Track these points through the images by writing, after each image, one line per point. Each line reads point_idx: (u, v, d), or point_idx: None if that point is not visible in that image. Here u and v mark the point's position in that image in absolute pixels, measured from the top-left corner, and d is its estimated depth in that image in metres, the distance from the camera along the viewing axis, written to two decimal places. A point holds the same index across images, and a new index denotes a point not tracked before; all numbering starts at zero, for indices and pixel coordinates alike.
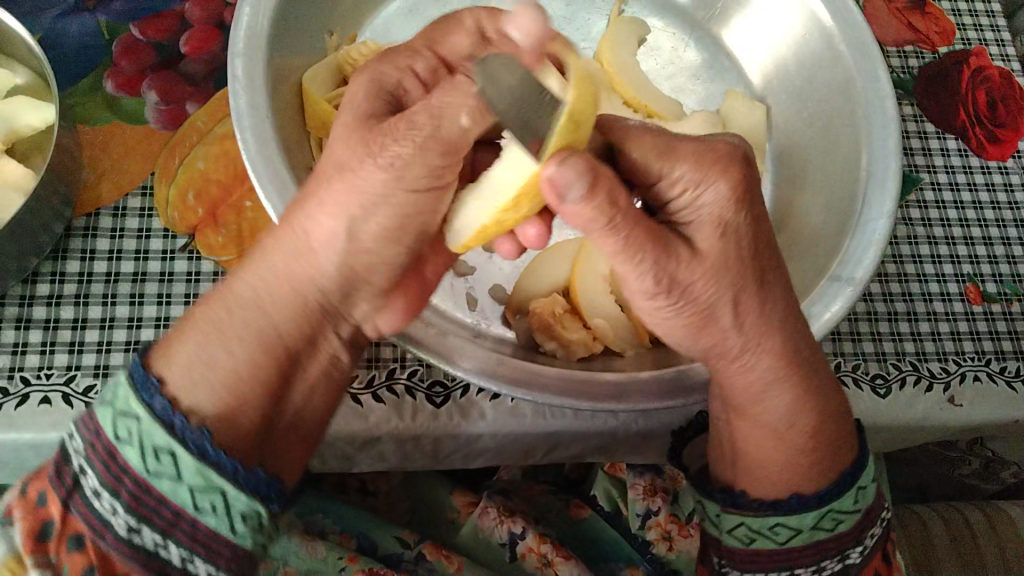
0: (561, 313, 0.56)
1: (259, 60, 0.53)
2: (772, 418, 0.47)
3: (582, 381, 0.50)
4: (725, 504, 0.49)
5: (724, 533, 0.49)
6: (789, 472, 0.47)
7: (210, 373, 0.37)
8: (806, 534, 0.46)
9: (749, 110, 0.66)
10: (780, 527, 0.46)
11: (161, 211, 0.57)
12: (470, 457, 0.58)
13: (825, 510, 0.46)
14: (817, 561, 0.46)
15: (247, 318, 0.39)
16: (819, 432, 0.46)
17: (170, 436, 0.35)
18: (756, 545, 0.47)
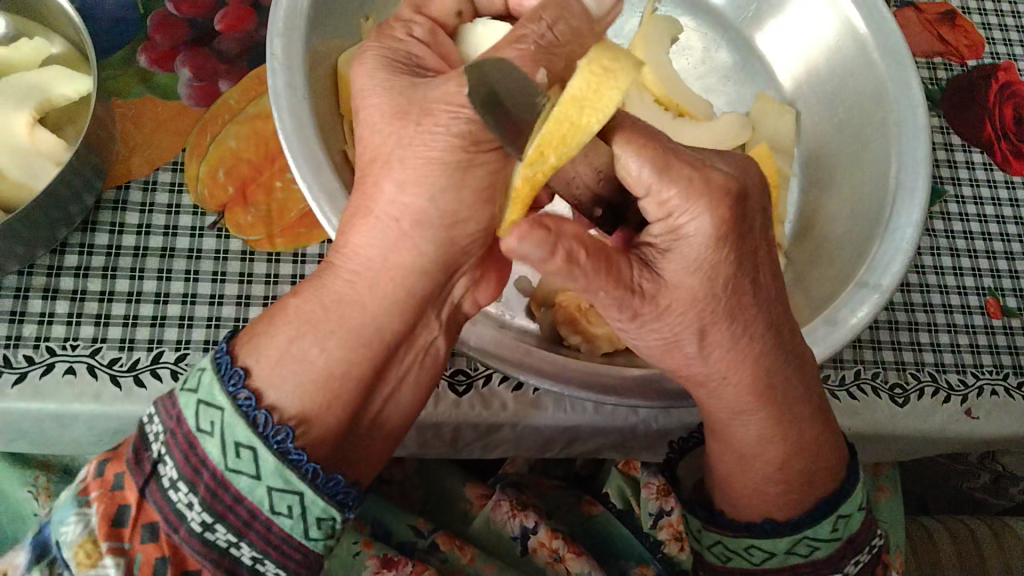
0: (587, 307, 0.55)
1: (297, 40, 0.53)
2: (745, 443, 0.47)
3: (604, 377, 0.50)
4: (706, 522, 0.50)
5: (704, 548, 0.51)
6: (766, 497, 0.48)
7: (301, 369, 0.37)
8: (780, 558, 0.48)
9: (780, 115, 0.65)
10: (754, 549, 0.48)
11: (192, 186, 0.57)
12: (489, 447, 0.57)
13: (798, 537, 0.47)
14: None
15: (342, 315, 0.38)
16: (796, 462, 0.47)
17: (253, 432, 0.35)
18: (731, 563, 0.49)
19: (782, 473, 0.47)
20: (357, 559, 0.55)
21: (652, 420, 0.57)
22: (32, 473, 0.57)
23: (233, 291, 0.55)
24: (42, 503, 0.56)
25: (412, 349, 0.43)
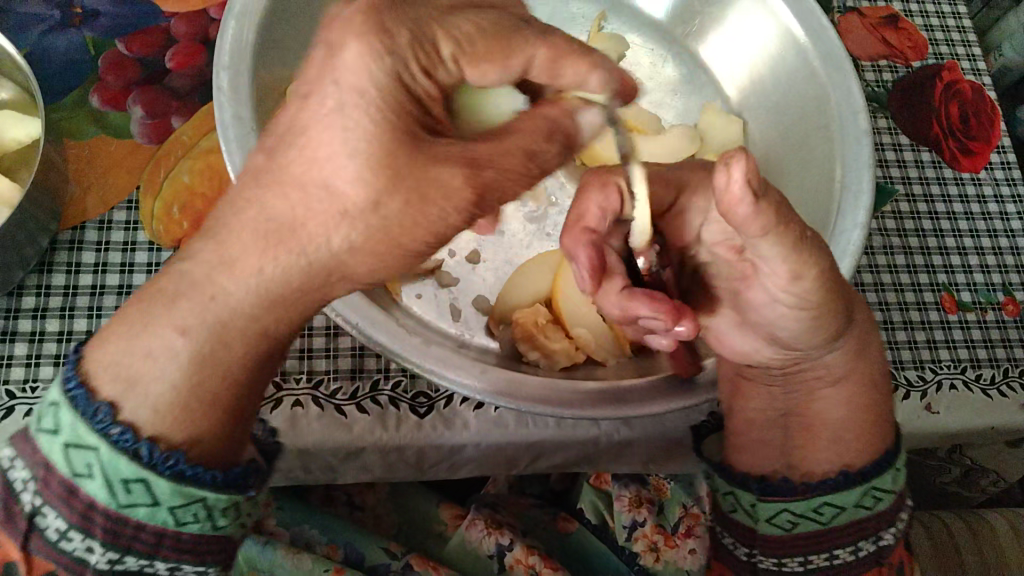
0: (544, 323, 0.56)
1: (244, 74, 0.54)
2: (831, 414, 0.50)
3: (565, 392, 0.50)
4: (762, 494, 0.49)
5: (761, 522, 0.49)
6: (840, 453, 0.49)
7: (169, 385, 0.36)
8: (850, 511, 0.47)
9: (727, 124, 0.67)
10: (826, 506, 0.47)
11: (146, 224, 0.58)
12: (455, 467, 0.57)
13: (867, 487, 0.47)
14: (854, 542, 0.47)
15: (198, 309, 0.35)
16: (870, 417, 0.49)
17: (138, 465, 0.35)
18: (800, 528, 0.48)
19: (858, 430, 0.49)
20: None
21: (613, 431, 0.58)
22: None
23: None
24: None
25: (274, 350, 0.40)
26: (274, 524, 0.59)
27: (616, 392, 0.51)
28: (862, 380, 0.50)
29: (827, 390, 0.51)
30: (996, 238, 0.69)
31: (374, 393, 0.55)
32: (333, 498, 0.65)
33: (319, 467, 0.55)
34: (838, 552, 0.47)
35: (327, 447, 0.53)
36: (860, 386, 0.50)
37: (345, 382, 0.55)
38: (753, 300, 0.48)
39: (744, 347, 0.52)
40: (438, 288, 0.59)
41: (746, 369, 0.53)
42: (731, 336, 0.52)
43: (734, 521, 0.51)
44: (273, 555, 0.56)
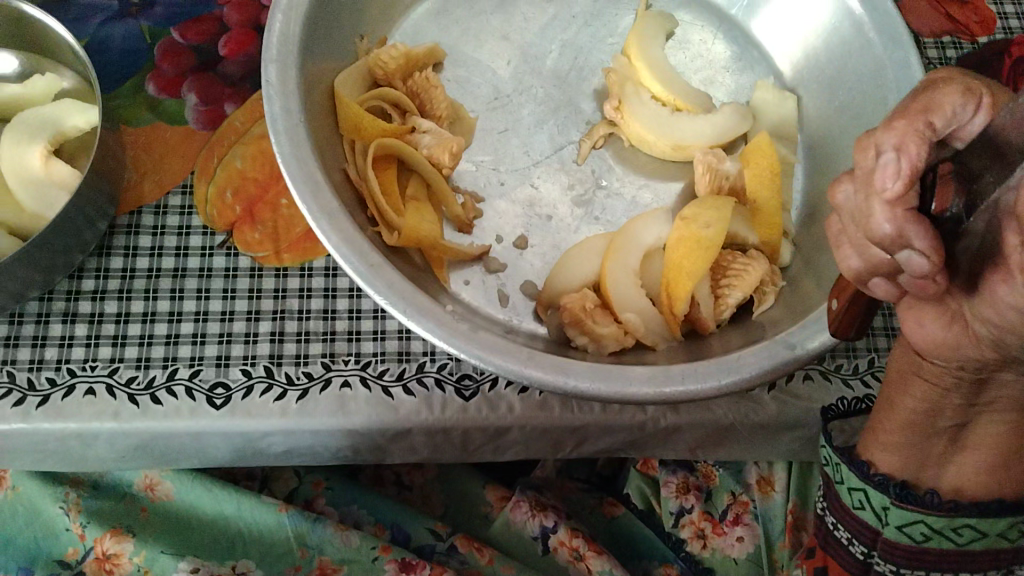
0: (592, 307, 0.55)
1: (292, 65, 0.54)
2: (1000, 440, 0.46)
3: (615, 371, 0.50)
4: (899, 499, 0.48)
5: (890, 527, 0.48)
6: (987, 480, 0.47)
7: None
8: (990, 539, 0.47)
9: (780, 102, 0.65)
10: (967, 529, 0.47)
11: (200, 208, 0.59)
12: (500, 449, 0.58)
13: (1016, 521, 0.47)
14: (984, 565, 0.49)
15: None
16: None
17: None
18: (929, 543, 0.48)
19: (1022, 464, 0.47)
20: (375, 563, 0.56)
21: (661, 417, 0.57)
22: (63, 489, 0.57)
23: (243, 307, 0.56)
24: (73, 517, 0.56)
25: None
26: (324, 503, 0.60)
27: (667, 372, 0.50)
28: None
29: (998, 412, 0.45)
30: None
31: (420, 375, 0.55)
32: (383, 478, 0.66)
33: (368, 447, 0.56)
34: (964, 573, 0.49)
35: (373, 426, 0.54)
36: None
37: (391, 364, 0.55)
38: (997, 296, 0.36)
39: (936, 335, 0.41)
40: (485, 274, 0.59)
41: (925, 368, 0.43)
42: (924, 308, 0.41)
43: (857, 518, 0.50)
44: (321, 531, 0.57)
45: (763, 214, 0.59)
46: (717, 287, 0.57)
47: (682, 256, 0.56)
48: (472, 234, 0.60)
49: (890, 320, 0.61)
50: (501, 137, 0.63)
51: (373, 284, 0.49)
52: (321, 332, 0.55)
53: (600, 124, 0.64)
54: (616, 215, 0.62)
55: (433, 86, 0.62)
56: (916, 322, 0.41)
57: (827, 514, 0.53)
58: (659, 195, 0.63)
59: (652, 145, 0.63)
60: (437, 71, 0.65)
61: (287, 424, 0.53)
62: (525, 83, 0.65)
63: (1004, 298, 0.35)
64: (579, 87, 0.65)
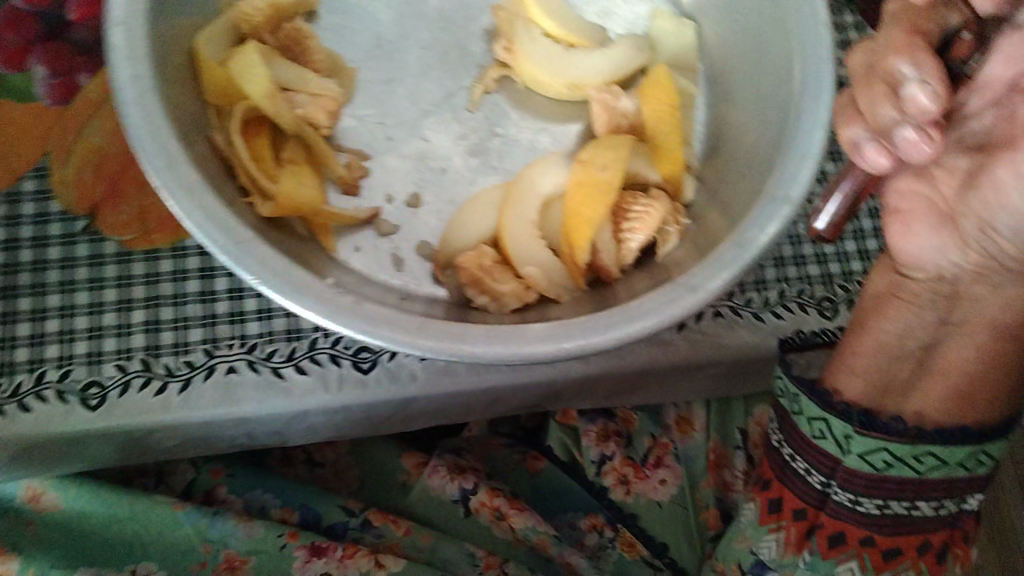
0: (491, 265, 0.53)
1: (139, 26, 0.49)
2: (966, 365, 0.47)
3: (513, 330, 0.47)
4: (862, 426, 0.47)
5: (849, 456, 0.47)
6: (953, 409, 0.47)
7: None
8: (948, 468, 0.46)
9: (677, 30, 0.62)
10: (929, 456, 0.46)
11: (58, 192, 0.54)
12: (409, 420, 0.56)
13: (977, 450, 0.46)
14: (941, 495, 0.47)
15: None
16: (1002, 382, 0.47)
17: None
18: (888, 472, 0.46)
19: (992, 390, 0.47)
20: (284, 552, 0.53)
21: (570, 369, 0.55)
22: None
23: (113, 297, 0.52)
24: None
25: None
26: (226, 491, 0.58)
27: (566, 325, 0.48)
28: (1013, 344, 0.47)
29: (964, 339, 0.47)
30: None
31: (313, 352, 0.52)
32: (294, 457, 0.63)
33: (263, 433, 0.53)
34: (920, 503, 0.47)
35: (265, 413, 0.51)
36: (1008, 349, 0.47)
37: (280, 343, 0.52)
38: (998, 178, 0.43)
39: (923, 242, 0.47)
40: (376, 238, 0.55)
41: (906, 283, 0.48)
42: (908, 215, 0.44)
43: (817, 449, 0.48)
44: (223, 524, 0.54)
45: (663, 150, 0.57)
46: (619, 231, 0.54)
47: (580, 203, 0.53)
48: (359, 197, 0.56)
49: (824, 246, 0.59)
50: (386, 88, 0.59)
51: (240, 261, 0.45)
52: (201, 317, 0.52)
53: (492, 66, 0.60)
54: (514, 163, 0.58)
55: (305, 38, 0.57)
56: (904, 232, 0.48)
57: (784, 444, 0.51)
58: (558, 139, 0.59)
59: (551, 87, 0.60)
60: (312, 20, 0.60)
61: (172, 418, 0.50)
62: (408, 26, 0.60)
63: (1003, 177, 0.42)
64: (466, 28, 0.61)
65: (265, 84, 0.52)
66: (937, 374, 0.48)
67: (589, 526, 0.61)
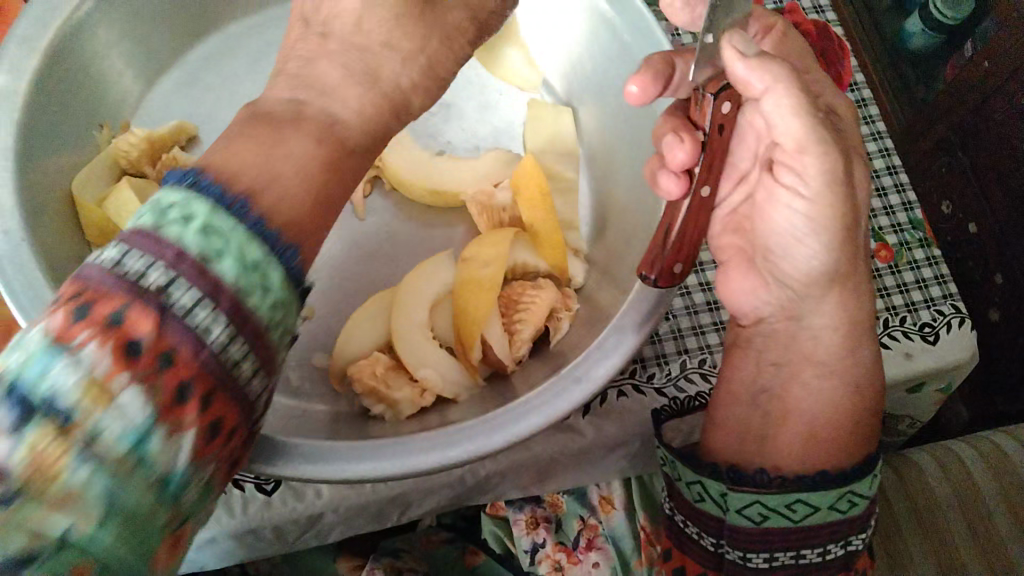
0: (384, 371, 0.53)
1: (9, 182, 0.50)
2: (806, 404, 0.52)
3: (408, 443, 0.47)
4: (733, 484, 0.50)
5: (730, 513, 0.50)
6: (808, 452, 0.51)
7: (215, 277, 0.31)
8: (822, 512, 0.50)
9: (555, 116, 0.63)
10: (800, 505, 0.49)
11: None
12: (324, 534, 0.55)
13: (846, 491, 0.50)
14: (825, 540, 0.50)
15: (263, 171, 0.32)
16: (847, 418, 0.51)
17: (247, 234, 0.30)
18: (767, 523, 0.50)
19: (839, 422, 0.51)
20: None
21: (479, 467, 0.55)
22: None
23: None
24: None
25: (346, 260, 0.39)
26: None
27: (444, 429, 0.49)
28: (858, 374, 0.52)
29: (812, 373, 0.52)
30: (878, 179, 0.66)
31: None
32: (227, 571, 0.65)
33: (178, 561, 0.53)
34: (804, 550, 0.51)
35: None
36: (849, 381, 0.52)
37: None
38: (780, 234, 0.50)
39: (739, 288, 0.55)
40: None
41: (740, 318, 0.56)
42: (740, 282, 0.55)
43: (702, 511, 0.52)
44: None
45: (543, 239, 0.57)
46: (509, 324, 0.55)
47: (466, 301, 0.54)
48: None
49: (717, 314, 0.61)
50: None
51: None
52: None
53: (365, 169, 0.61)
54: (404, 267, 0.59)
55: (181, 166, 0.59)
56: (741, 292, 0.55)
57: (676, 512, 0.55)
58: (447, 238, 0.60)
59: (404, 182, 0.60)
60: (190, 147, 0.62)
61: None
62: None
63: (780, 231, 0.49)
64: None
65: None
66: (788, 416, 0.52)
67: None
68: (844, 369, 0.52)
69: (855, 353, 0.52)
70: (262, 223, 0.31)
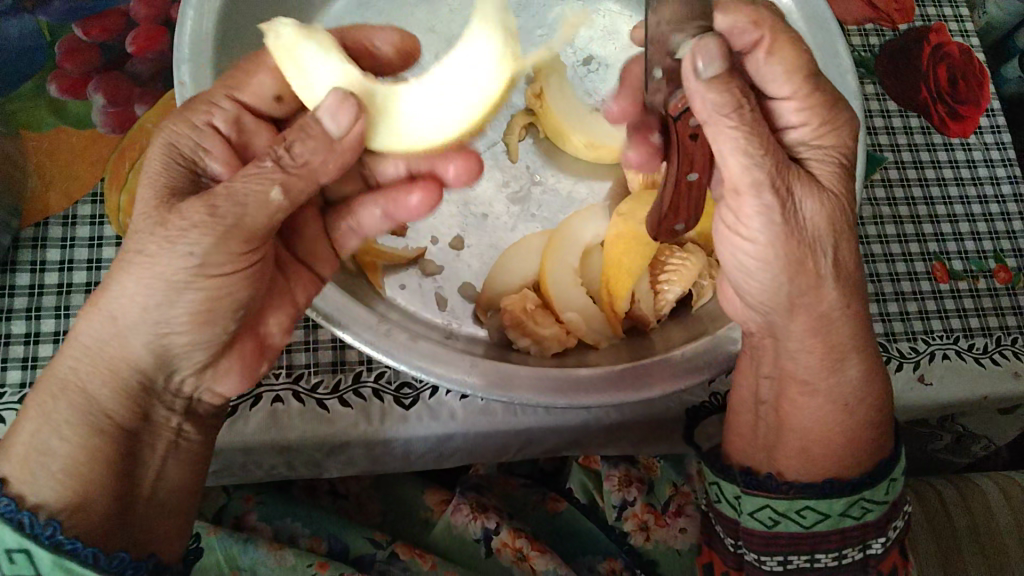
0: (533, 308, 0.54)
1: (205, 64, 0.51)
2: (809, 412, 0.49)
3: (556, 380, 0.48)
4: (747, 486, 0.50)
5: (744, 515, 0.49)
6: (824, 464, 0.48)
7: (48, 463, 0.39)
8: (834, 519, 0.47)
9: None
10: (808, 511, 0.47)
11: (113, 218, 0.55)
12: (442, 457, 0.57)
13: (857, 499, 0.47)
14: (840, 547, 0.48)
15: (73, 400, 0.40)
16: (844, 431, 0.48)
17: (20, 534, 0.37)
18: (778, 528, 0.48)
19: (853, 440, 0.48)
20: None
21: (603, 415, 0.57)
22: None
23: None
24: None
25: (157, 435, 0.44)
26: (256, 519, 0.59)
27: (632, 369, 0.49)
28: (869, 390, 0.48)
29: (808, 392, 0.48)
30: (1004, 204, 0.68)
31: (356, 386, 0.54)
32: (318, 488, 0.65)
33: (304, 462, 0.54)
34: (819, 555, 0.48)
35: (309, 440, 0.52)
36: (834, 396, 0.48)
37: (325, 375, 0.53)
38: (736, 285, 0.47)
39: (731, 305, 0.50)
40: (422, 278, 0.57)
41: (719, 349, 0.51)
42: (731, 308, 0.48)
43: (720, 512, 0.52)
44: (253, 552, 0.55)
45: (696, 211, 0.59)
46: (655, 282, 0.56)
47: (620, 252, 0.55)
48: (405, 236, 0.58)
49: None
50: None
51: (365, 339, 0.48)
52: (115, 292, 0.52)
53: (519, 113, 0.62)
54: (553, 212, 0.61)
55: None
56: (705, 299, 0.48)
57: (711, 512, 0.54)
58: (594, 191, 0.62)
59: (319, 46, 0.43)
60: None
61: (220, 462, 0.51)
62: None
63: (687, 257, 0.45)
64: None
65: None
66: (783, 427, 0.50)
67: (608, 570, 0.61)
68: (820, 391, 0.48)
69: (842, 374, 0.47)
70: (13, 505, 0.38)
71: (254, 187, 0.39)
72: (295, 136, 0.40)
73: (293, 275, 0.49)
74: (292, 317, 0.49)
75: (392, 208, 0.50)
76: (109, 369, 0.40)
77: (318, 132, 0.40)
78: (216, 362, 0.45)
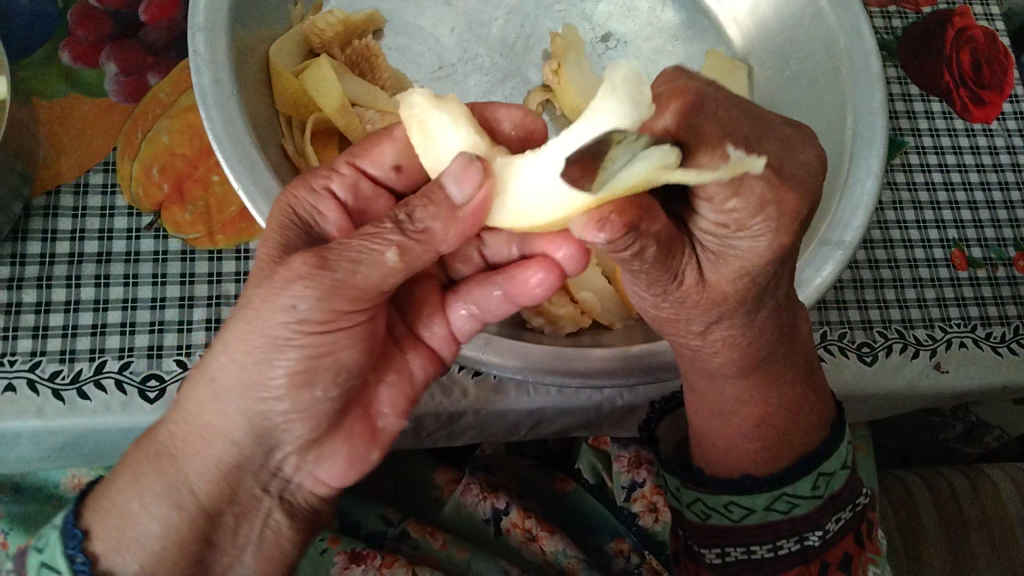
0: None
1: (221, 34, 0.51)
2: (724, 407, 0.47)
3: (573, 359, 0.48)
4: (686, 479, 0.49)
5: (684, 508, 0.50)
6: (740, 459, 0.48)
7: (132, 539, 0.38)
8: (760, 514, 0.47)
9: (730, 70, 0.64)
10: (735, 505, 0.47)
11: (125, 187, 0.55)
12: (453, 435, 0.57)
13: (778, 493, 0.46)
14: (772, 540, 0.47)
15: (164, 472, 0.38)
16: (759, 433, 0.47)
17: None
18: (710, 521, 0.48)
19: (747, 441, 0.48)
20: (325, 556, 0.54)
21: (616, 397, 0.56)
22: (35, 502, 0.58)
23: (175, 293, 0.53)
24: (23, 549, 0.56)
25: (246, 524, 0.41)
26: None
27: (629, 358, 0.48)
28: (786, 386, 0.46)
29: (725, 388, 0.46)
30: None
31: None
32: None
33: None
34: (755, 547, 0.47)
35: None
36: (751, 395, 0.46)
37: None
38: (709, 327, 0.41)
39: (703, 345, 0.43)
40: None
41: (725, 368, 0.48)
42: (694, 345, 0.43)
43: (670, 505, 0.52)
44: None
45: None
46: None
47: None
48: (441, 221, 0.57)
49: (839, 293, 0.61)
50: None
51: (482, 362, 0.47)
52: (203, 321, 0.52)
53: (536, 90, 0.62)
54: None
55: (373, 55, 0.60)
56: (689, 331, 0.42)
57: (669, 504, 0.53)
58: None
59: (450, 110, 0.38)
60: (377, 39, 0.62)
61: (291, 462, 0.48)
62: (470, 51, 0.62)
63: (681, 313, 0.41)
64: (525, 56, 0.63)
65: (338, 98, 0.55)
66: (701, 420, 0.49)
67: (617, 551, 0.62)
68: (705, 394, 0.47)
69: (718, 385, 0.46)
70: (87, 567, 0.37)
71: (371, 249, 0.36)
72: (419, 200, 0.36)
73: (408, 347, 0.45)
74: (407, 398, 0.45)
75: (483, 302, 0.46)
76: (199, 437, 0.38)
77: (442, 199, 0.36)
78: (320, 445, 0.41)
